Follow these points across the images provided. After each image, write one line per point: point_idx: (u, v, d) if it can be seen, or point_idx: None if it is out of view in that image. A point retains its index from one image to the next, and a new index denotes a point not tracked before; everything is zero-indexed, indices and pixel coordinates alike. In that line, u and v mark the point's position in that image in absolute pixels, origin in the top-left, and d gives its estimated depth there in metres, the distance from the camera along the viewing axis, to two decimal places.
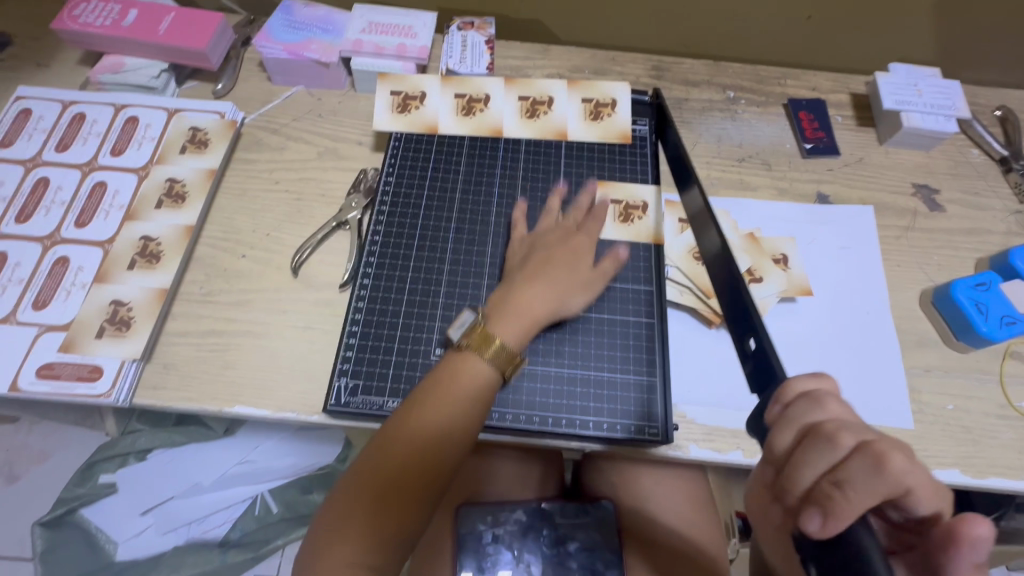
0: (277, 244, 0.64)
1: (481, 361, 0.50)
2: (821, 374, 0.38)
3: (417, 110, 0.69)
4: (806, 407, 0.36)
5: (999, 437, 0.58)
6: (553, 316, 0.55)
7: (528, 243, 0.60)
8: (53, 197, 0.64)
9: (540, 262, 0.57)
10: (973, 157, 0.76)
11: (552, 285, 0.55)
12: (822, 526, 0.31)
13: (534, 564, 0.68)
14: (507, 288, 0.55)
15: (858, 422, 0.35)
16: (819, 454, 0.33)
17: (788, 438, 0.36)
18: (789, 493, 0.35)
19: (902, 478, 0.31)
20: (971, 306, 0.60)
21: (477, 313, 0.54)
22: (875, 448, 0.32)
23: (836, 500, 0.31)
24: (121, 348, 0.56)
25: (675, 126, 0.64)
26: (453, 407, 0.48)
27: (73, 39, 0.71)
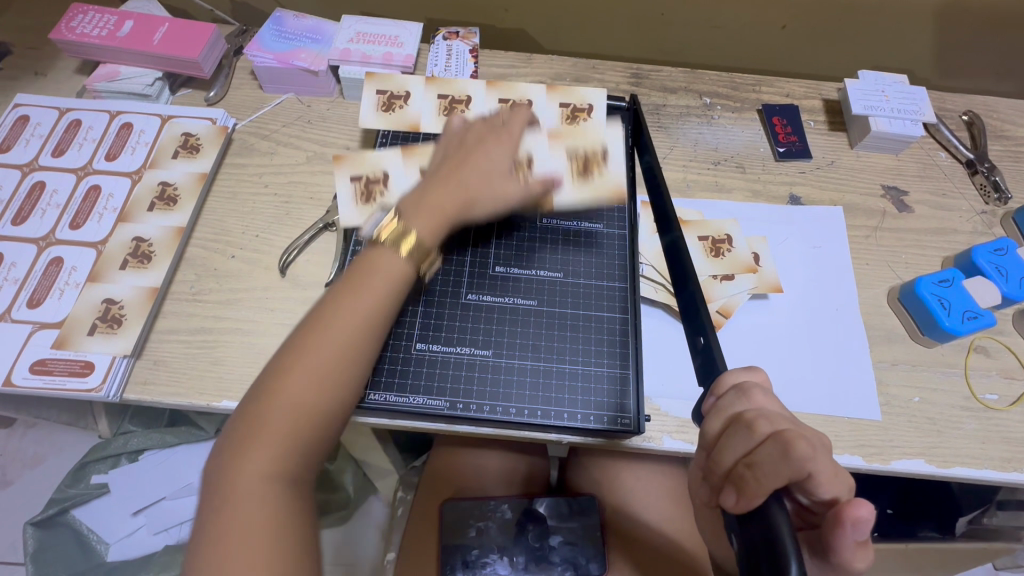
0: (265, 245, 0.66)
1: (394, 253, 0.50)
2: (756, 367, 0.39)
3: (382, 196, 0.65)
4: (734, 398, 0.37)
5: (963, 428, 0.60)
6: (464, 216, 0.55)
7: (445, 146, 0.60)
8: (48, 200, 0.66)
9: (453, 166, 0.57)
10: (941, 160, 0.79)
11: (465, 183, 0.55)
12: (737, 501, 0.32)
13: (518, 558, 0.70)
14: (419, 189, 0.55)
15: (779, 412, 0.35)
16: (738, 439, 0.34)
17: (717, 425, 0.36)
18: (714, 475, 0.35)
19: (807, 463, 0.31)
20: (935, 301, 0.62)
21: (393, 212, 0.53)
22: (786, 434, 0.32)
23: (748, 480, 0.32)
24: (112, 345, 0.58)
25: (650, 147, 0.64)
26: (365, 315, 0.47)
27: (70, 50, 0.74)
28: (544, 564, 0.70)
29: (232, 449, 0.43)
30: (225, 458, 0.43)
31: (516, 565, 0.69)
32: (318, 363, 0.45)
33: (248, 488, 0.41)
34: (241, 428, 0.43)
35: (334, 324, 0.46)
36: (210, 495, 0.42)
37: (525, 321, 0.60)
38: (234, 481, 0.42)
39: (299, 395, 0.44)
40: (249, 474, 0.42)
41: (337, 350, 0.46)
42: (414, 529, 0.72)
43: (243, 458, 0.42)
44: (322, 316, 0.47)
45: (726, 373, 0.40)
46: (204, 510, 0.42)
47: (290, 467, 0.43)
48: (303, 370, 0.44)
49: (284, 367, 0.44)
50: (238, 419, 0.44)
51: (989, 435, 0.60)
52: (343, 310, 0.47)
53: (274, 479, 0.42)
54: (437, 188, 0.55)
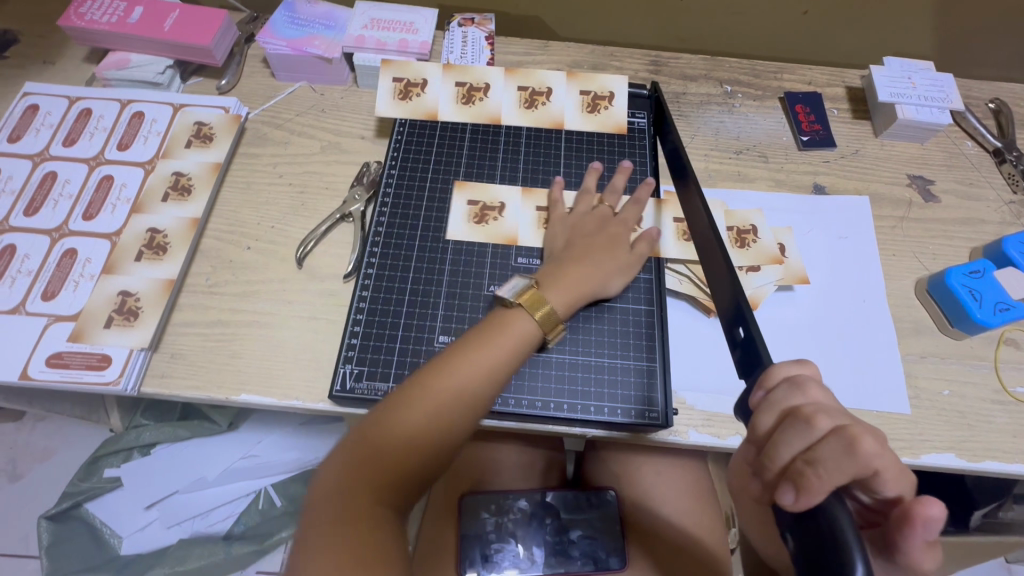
0: (282, 236, 0.65)
1: (533, 321, 0.51)
2: (806, 361, 0.38)
3: (496, 221, 0.64)
4: (787, 392, 0.36)
5: (994, 422, 0.59)
6: (595, 297, 0.57)
7: (568, 227, 0.62)
8: (60, 190, 0.64)
9: (581, 248, 0.58)
10: (967, 149, 0.77)
11: (594, 265, 0.57)
12: (795, 499, 0.31)
13: (538, 553, 0.68)
14: (550, 268, 0.57)
15: (836, 408, 0.35)
16: (796, 434, 0.33)
17: (769, 420, 0.36)
18: (767, 471, 0.35)
19: (872, 461, 0.31)
20: (965, 293, 0.61)
21: (529, 281, 0.54)
22: (851, 431, 0.32)
23: (809, 477, 0.31)
24: (128, 338, 0.56)
25: (675, 130, 0.63)
26: (498, 367, 0.48)
27: (79, 37, 0.72)
28: (563, 558, 0.68)
29: (349, 466, 0.43)
30: (321, 495, 0.42)
31: (535, 560, 0.68)
32: (442, 407, 0.45)
33: (342, 535, 0.40)
34: (356, 450, 0.43)
35: (467, 371, 0.47)
36: (322, 484, 0.43)
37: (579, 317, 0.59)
38: (347, 499, 0.42)
39: (415, 434, 0.44)
40: (361, 497, 0.42)
41: (467, 397, 0.46)
42: (431, 526, 0.71)
43: (359, 479, 0.42)
44: (453, 361, 0.47)
45: (775, 365, 0.39)
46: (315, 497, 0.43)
47: (399, 494, 0.43)
48: (430, 407, 0.45)
49: (412, 400, 0.45)
50: (355, 439, 0.44)
51: (1021, 429, 0.58)
52: (477, 359, 0.47)
53: (382, 506, 0.42)
54: (570, 266, 0.56)
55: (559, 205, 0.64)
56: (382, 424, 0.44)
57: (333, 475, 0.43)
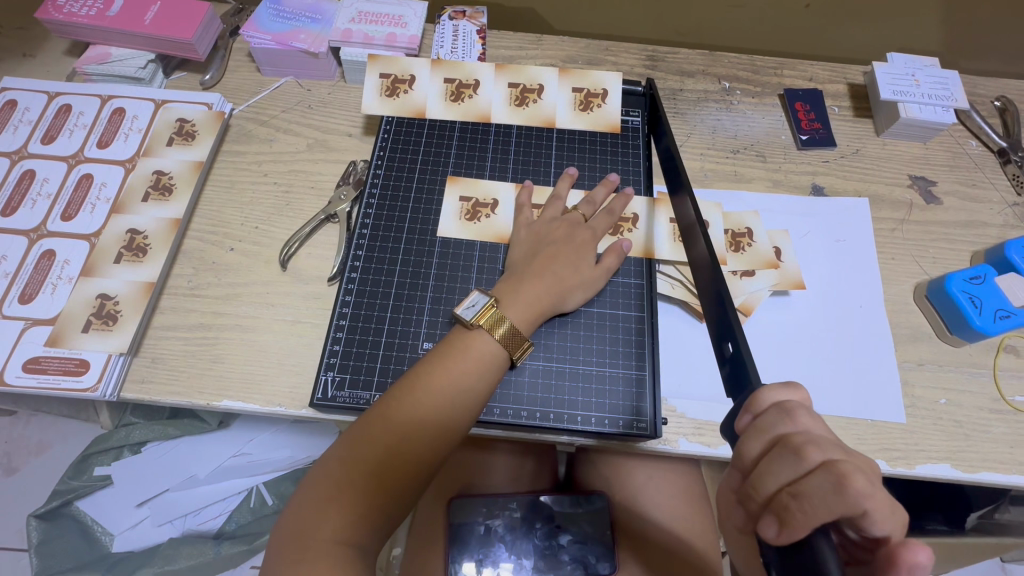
0: (265, 237, 0.63)
1: (490, 337, 0.51)
2: (795, 385, 0.38)
3: (488, 218, 0.63)
4: (775, 419, 0.36)
5: (991, 431, 0.57)
6: (554, 309, 0.55)
7: (533, 235, 0.60)
8: (39, 189, 0.63)
9: (546, 258, 0.56)
10: (971, 149, 0.75)
11: (556, 278, 0.55)
12: (777, 533, 0.32)
13: (527, 557, 0.68)
14: (510, 282, 0.55)
15: (826, 436, 0.34)
16: (784, 465, 0.33)
17: (757, 447, 0.36)
18: (752, 500, 0.35)
19: (862, 500, 0.30)
20: (965, 299, 0.60)
21: (490, 296, 0.54)
22: (839, 465, 0.31)
23: (792, 513, 0.31)
24: (106, 342, 0.55)
25: (670, 131, 0.61)
26: (455, 387, 0.48)
27: (58, 29, 0.70)
28: (553, 562, 0.68)
29: (312, 504, 0.43)
30: (300, 512, 0.43)
31: (525, 564, 0.68)
32: (398, 432, 0.46)
33: (321, 550, 0.41)
34: (318, 488, 0.44)
35: (421, 393, 0.48)
36: (303, 499, 0.44)
37: (561, 323, 0.57)
38: (309, 538, 0.42)
39: (371, 461, 0.45)
40: (323, 535, 0.42)
41: (441, 415, 0.47)
42: (420, 524, 0.70)
43: (320, 516, 0.43)
44: (407, 385, 0.48)
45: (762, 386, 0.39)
46: (294, 511, 0.44)
47: (361, 529, 0.43)
48: (384, 433, 0.46)
49: (366, 429, 0.46)
50: (328, 467, 0.45)
51: (1018, 439, 0.57)
52: (431, 381, 0.48)
53: (346, 543, 0.42)
54: (532, 280, 0.55)
55: (560, 201, 0.62)
56: (341, 457, 0.45)
57: (295, 516, 0.43)
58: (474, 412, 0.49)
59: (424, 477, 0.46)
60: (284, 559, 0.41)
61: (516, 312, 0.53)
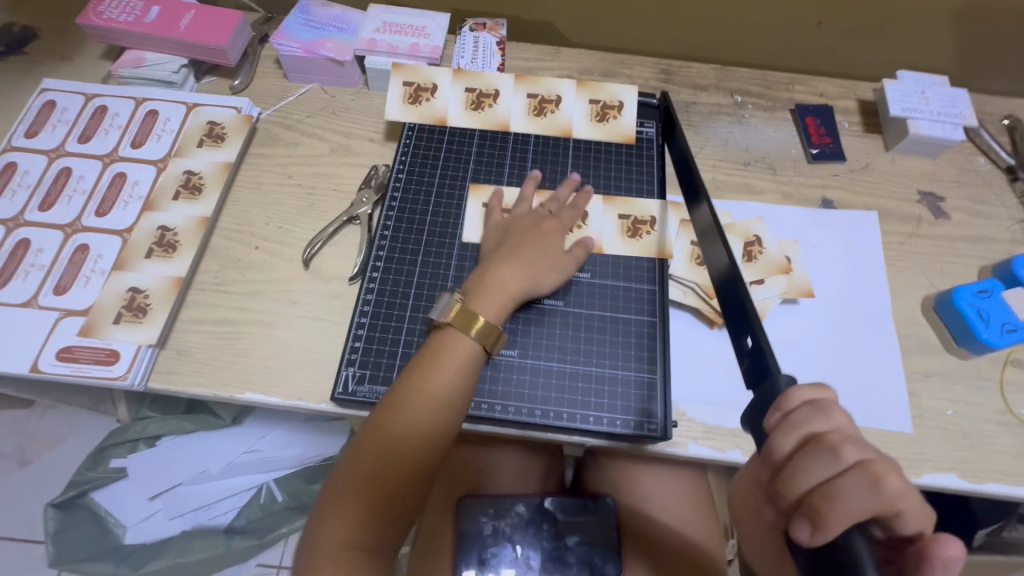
0: (289, 237, 0.65)
1: (465, 336, 0.52)
2: (824, 384, 0.39)
3: (509, 223, 0.65)
4: (809, 415, 0.37)
5: (997, 444, 0.58)
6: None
7: (552, 242, 0.62)
8: (75, 186, 0.66)
9: (561, 265, 0.59)
10: (980, 166, 0.76)
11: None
12: (811, 536, 0.33)
13: (534, 558, 0.69)
14: (529, 283, 0.57)
15: (857, 435, 0.36)
16: (818, 464, 0.35)
17: (790, 443, 0.37)
18: (783, 499, 0.36)
19: (895, 499, 0.33)
20: (971, 311, 0.61)
21: (456, 295, 0.55)
22: (873, 467, 0.34)
23: (826, 514, 0.33)
24: (137, 333, 0.58)
25: (682, 134, 0.65)
26: (443, 390, 0.50)
27: (96, 34, 0.73)
28: (559, 564, 0.69)
29: (326, 512, 0.46)
30: (314, 526, 0.46)
31: (532, 564, 0.68)
32: (396, 437, 0.48)
33: (331, 558, 0.43)
34: (325, 501, 0.47)
35: (410, 398, 0.49)
36: (316, 513, 0.46)
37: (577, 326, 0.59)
38: (321, 547, 0.44)
39: (368, 471, 0.46)
40: (336, 539, 0.44)
41: (430, 417, 0.49)
42: (428, 523, 0.70)
43: (331, 523, 0.45)
44: (397, 392, 0.50)
45: (791, 386, 0.40)
46: (309, 527, 0.46)
47: (372, 529, 0.45)
48: (384, 441, 0.48)
49: (359, 443, 0.48)
50: (333, 481, 0.47)
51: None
52: (417, 386, 0.50)
53: (354, 545, 0.44)
54: (551, 285, 0.57)
55: (579, 210, 0.64)
56: (345, 467, 0.47)
57: (312, 526, 0.46)
58: (466, 410, 0.51)
59: (425, 476, 0.48)
60: (304, 571, 0.44)
61: None
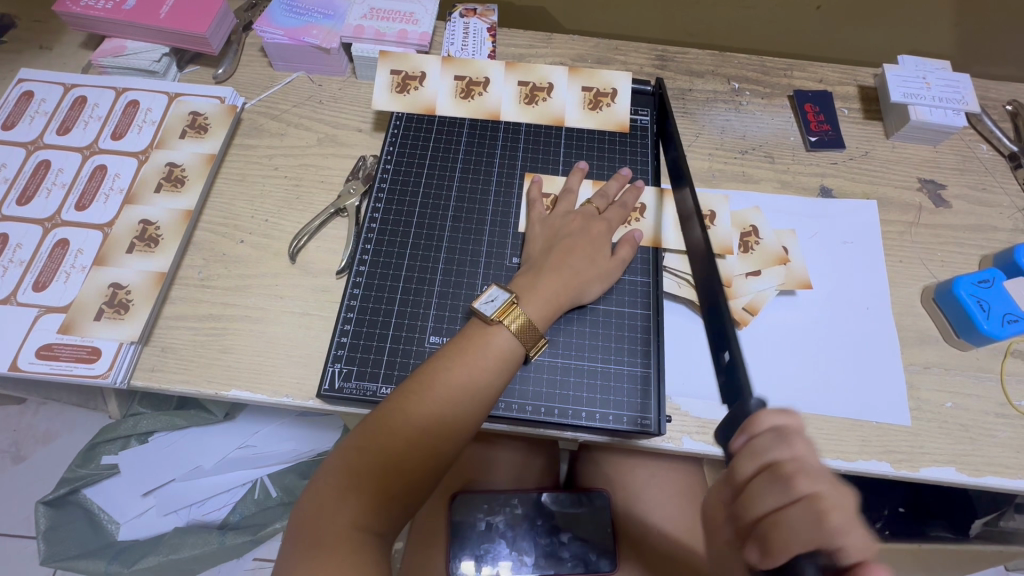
0: (275, 230, 0.64)
1: (508, 333, 0.51)
2: (794, 411, 0.38)
3: (501, 216, 0.64)
4: (772, 443, 0.36)
5: (997, 436, 0.57)
6: (573, 303, 0.56)
7: (549, 229, 0.60)
8: (54, 179, 0.64)
9: (564, 251, 0.57)
10: (982, 153, 0.75)
11: (574, 272, 0.56)
12: (761, 560, 0.33)
13: (528, 554, 0.67)
14: (525, 276, 0.56)
15: (817, 467, 0.34)
16: (769, 492, 0.34)
17: (748, 469, 0.36)
18: (738, 522, 0.36)
19: (843, 536, 0.31)
20: (973, 302, 0.59)
21: (510, 293, 0.54)
22: (822, 500, 0.32)
23: (772, 544, 0.32)
24: (119, 331, 0.56)
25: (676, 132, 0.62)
26: (473, 384, 0.48)
27: (74, 22, 0.71)
28: (554, 560, 0.66)
29: (333, 490, 0.44)
30: (319, 500, 0.44)
31: (526, 561, 0.66)
32: (418, 426, 0.46)
33: (340, 539, 0.42)
34: (335, 476, 0.45)
35: (441, 388, 0.48)
36: (324, 486, 0.45)
37: (567, 320, 0.58)
38: (328, 524, 0.42)
39: (390, 455, 0.45)
40: (342, 522, 0.43)
41: (458, 411, 0.48)
42: (422, 517, 0.70)
43: (339, 503, 0.43)
44: (427, 378, 0.48)
45: (761, 410, 0.39)
46: (313, 499, 0.44)
47: (379, 516, 0.44)
48: (406, 425, 0.46)
49: (382, 422, 0.46)
50: (347, 456, 0.45)
51: None
52: (451, 377, 0.48)
53: (365, 530, 0.43)
54: (548, 275, 0.55)
55: (573, 195, 0.63)
56: (361, 446, 0.45)
57: (316, 501, 0.44)
58: (486, 409, 0.50)
59: (439, 469, 0.47)
60: (303, 547, 0.42)
61: (534, 303, 0.54)
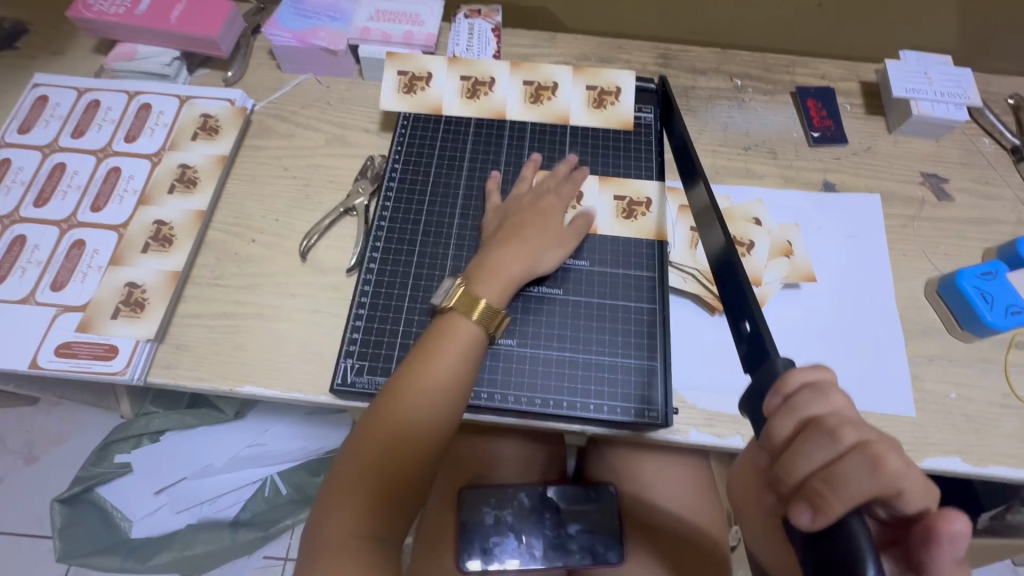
0: (286, 229, 0.65)
1: (468, 321, 0.52)
2: (824, 366, 0.38)
3: None
4: (810, 398, 0.36)
5: (1001, 426, 0.58)
6: (533, 281, 0.57)
7: (512, 212, 0.62)
8: (69, 181, 0.65)
9: (520, 232, 0.59)
10: (984, 146, 0.75)
11: (525, 243, 0.58)
12: (812, 519, 0.32)
13: (536, 547, 0.67)
14: (483, 253, 0.57)
15: (857, 418, 0.35)
16: (816, 446, 0.34)
17: (790, 427, 0.36)
18: (783, 483, 0.35)
19: (896, 480, 0.31)
20: (976, 294, 0.60)
21: (458, 279, 0.55)
22: (876, 448, 0.32)
23: (825, 497, 0.32)
24: (135, 329, 0.57)
25: (679, 119, 0.63)
26: (444, 378, 0.49)
27: (87, 28, 0.72)
28: (562, 553, 0.67)
29: (329, 503, 0.46)
30: (321, 516, 0.46)
31: (535, 554, 0.67)
32: (398, 428, 0.48)
33: (342, 545, 0.44)
34: (330, 490, 0.47)
35: (415, 386, 0.49)
36: (322, 502, 0.47)
37: (575, 315, 0.59)
38: (330, 534, 0.44)
39: (375, 458, 0.47)
40: (340, 530, 0.44)
41: (433, 404, 0.49)
42: (429, 515, 0.70)
43: (336, 515, 0.45)
44: (403, 379, 0.50)
45: (790, 368, 0.39)
46: (316, 515, 0.46)
47: (376, 518, 0.46)
48: (386, 429, 0.48)
49: (364, 433, 0.48)
50: (336, 470, 0.47)
51: None
52: (419, 372, 0.49)
53: (362, 534, 0.45)
54: (507, 255, 0.57)
55: (564, 184, 0.64)
56: (349, 457, 0.47)
57: (319, 514, 0.46)
58: (464, 398, 0.51)
59: (430, 462, 0.49)
60: (311, 561, 0.44)
61: (497, 287, 0.55)
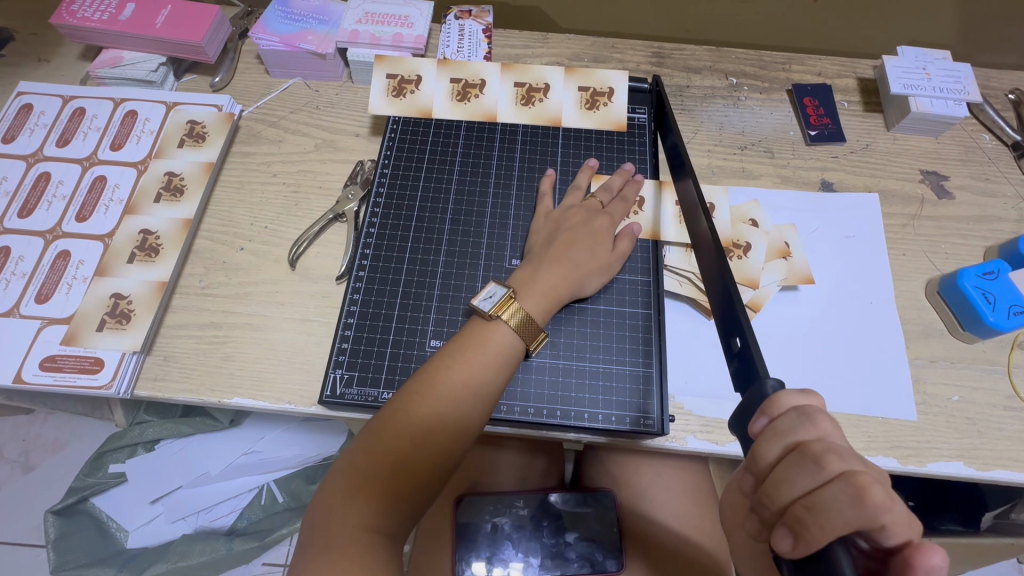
0: (275, 237, 0.64)
1: (508, 329, 0.51)
2: (813, 391, 0.37)
3: (501, 218, 0.63)
4: (795, 423, 0.35)
5: (1004, 429, 0.56)
6: (572, 295, 0.56)
7: (551, 222, 0.60)
8: (54, 191, 0.64)
9: (564, 244, 0.57)
10: (984, 143, 0.74)
11: (573, 264, 0.56)
12: (793, 546, 0.32)
13: (534, 555, 0.67)
14: (527, 270, 0.56)
15: (844, 445, 0.34)
16: (801, 473, 0.33)
17: (774, 452, 0.35)
18: (766, 508, 0.35)
19: (879, 513, 0.30)
20: (978, 295, 0.59)
21: (508, 288, 0.54)
22: (857, 476, 0.31)
23: (809, 527, 0.31)
24: (121, 341, 0.56)
25: (673, 118, 0.62)
26: (473, 382, 0.48)
27: (72, 35, 0.71)
28: (559, 561, 0.67)
29: (342, 491, 0.44)
30: (328, 505, 0.44)
31: (533, 562, 0.67)
32: (423, 426, 0.46)
33: (351, 539, 0.42)
34: (341, 481, 0.45)
35: (444, 387, 0.48)
36: (331, 490, 0.45)
37: (570, 322, 0.57)
38: (337, 525, 0.42)
39: (394, 456, 0.45)
40: (352, 522, 0.42)
41: (459, 408, 0.48)
42: (429, 516, 0.70)
43: (347, 506, 0.43)
44: (430, 377, 0.48)
45: (780, 391, 0.38)
46: (321, 504, 0.44)
47: (388, 516, 0.44)
48: (410, 427, 0.46)
49: (385, 426, 0.46)
50: (351, 459, 0.46)
51: None
52: (452, 376, 0.48)
53: (373, 531, 0.43)
54: (548, 267, 0.56)
55: (578, 191, 0.63)
56: (367, 449, 0.45)
57: (326, 502, 0.44)
58: (490, 405, 0.50)
59: (446, 469, 0.47)
60: (312, 552, 0.42)
61: (530, 297, 0.54)
